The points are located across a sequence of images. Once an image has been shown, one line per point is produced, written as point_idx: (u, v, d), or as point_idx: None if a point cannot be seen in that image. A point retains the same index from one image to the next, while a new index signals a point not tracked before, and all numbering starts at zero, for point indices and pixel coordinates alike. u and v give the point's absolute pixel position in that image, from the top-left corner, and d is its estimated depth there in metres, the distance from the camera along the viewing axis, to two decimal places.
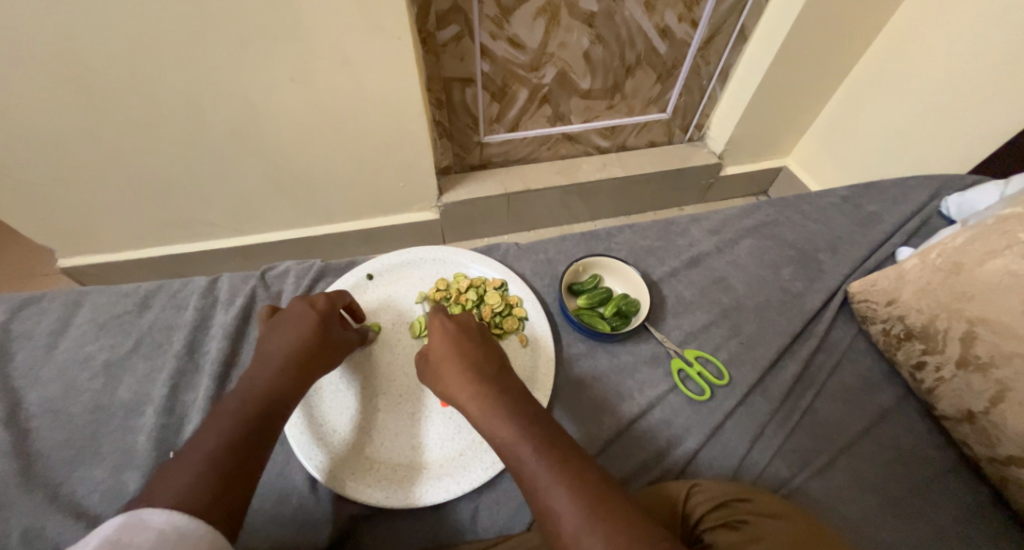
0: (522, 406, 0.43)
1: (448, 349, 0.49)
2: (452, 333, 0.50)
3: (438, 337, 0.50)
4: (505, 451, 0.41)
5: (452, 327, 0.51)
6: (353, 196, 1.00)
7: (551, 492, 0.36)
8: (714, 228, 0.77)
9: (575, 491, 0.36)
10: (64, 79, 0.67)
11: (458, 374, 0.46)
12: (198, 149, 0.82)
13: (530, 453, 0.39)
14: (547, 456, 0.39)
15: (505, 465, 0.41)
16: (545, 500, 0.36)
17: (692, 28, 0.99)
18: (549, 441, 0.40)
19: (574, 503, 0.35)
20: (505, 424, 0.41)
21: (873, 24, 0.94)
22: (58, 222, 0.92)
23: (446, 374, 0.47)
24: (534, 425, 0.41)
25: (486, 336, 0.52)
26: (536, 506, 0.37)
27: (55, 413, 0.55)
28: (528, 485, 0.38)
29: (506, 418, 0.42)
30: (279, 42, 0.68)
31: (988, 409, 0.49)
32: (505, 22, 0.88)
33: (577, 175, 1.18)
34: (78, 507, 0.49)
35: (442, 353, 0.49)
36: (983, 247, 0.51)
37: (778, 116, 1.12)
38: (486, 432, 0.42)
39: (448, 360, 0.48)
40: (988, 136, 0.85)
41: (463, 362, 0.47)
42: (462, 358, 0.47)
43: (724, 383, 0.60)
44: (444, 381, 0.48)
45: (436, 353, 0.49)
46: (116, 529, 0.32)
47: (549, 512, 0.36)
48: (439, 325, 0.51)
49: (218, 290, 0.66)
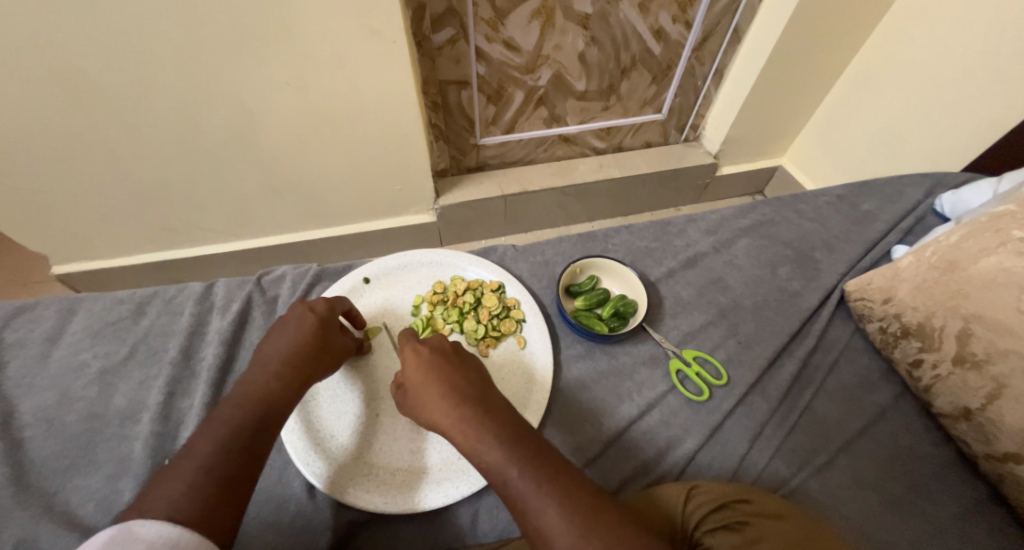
0: (507, 429, 0.42)
1: (424, 376, 0.45)
2: (426, 359, 0.46)
3: (412, 365, 0.47)
4: (493, 476, 0.39)
5: (426, 352, 0.47)
6: (350, 199, 1.00)
7: (542, 514, 0.36)
8: (711, 228, 0.77)
9: (566, 511, 0.36)
10: (58, 85, 0.67)
11: (438, 401, 0.44)
12: (194, 154, 0.82)
13: (517, 476, 0.38)
14: (535, 477, 0.38)
15: (493, 489, 0.39)
16: (536, 520, 0.36)
17: (686, 29, 1.00)
18: (537, 461, 0.39)
19: (565, 521, 0.35)
20: (490, 450, 0.40)
21: (865, 24, 0.95)
22: (53, 230, 0.92)
23: (424, 403, 0.44)
24: (521, 445, 0.40)
25: (463, 355, 0.49)
26: (526, 527, 0.37)
27: (49, 421, 0.54)
28: (518, 506, 0.38)
29: (490, 443, 0.40)
30: (274, 46, 0.68)
31: (984, 406, 0.49)
32: (500, 25, 0.88)
33: (573, 176, 1.18)
34: (73, 517, 0.49)
35: (418, 382, 0.45)
36: (976, 245, 0.52)
37: (773, 116, 1.12)
38: (472, 458, 0.41)
39: (426, 386, 0.45)
40: (980, 134, 0.86)
41: (442, 390, 0.44)
42: (439, 384, 0.44)
43: (722, 383, 0.60)
44: (423, 410, 0.45)
45: (412, 380, 0.46)
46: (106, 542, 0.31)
47: (541, 533, 0.36)
48: (412, 351, 0.48)
49: (213, 296, 0.66)
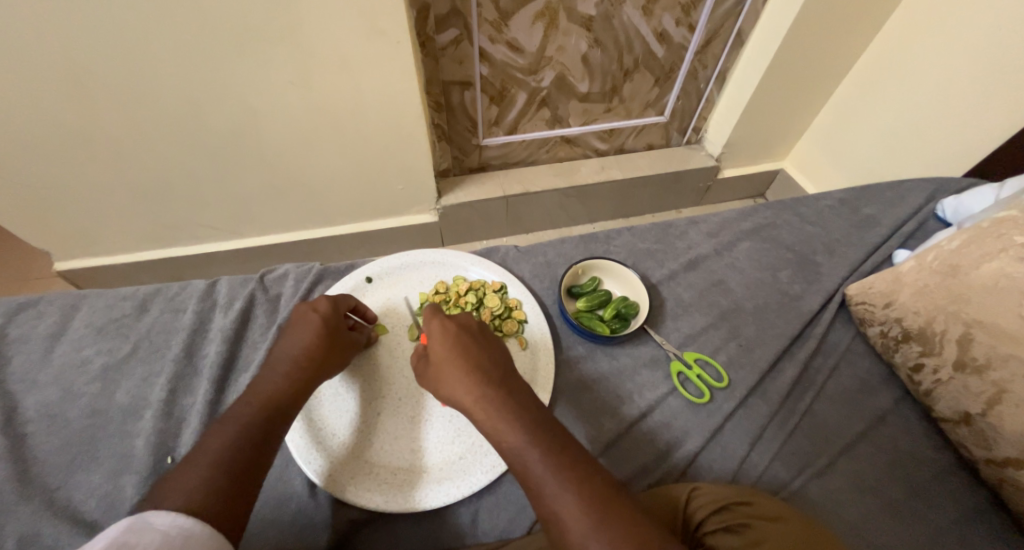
0: (529, 413, 0.42)
1: (449, 351, 0.46)
2: (453, 335, 0.47)
3: (437, 338, 0.47)
4: (513, 458, 0.40)
5: (453, 328, 0.48)
6: (352, 198, 1.00)
7: (560, 499, 0.36)
8: (713, 231, 0.77)
9: (584, 500, 0.36)
10: (63, 82, 0.67)
11: (461, 379, 0.44)
12: (198, 152, 0.82)
13: (538, 460, 0.38)
14: (556, 463, 0.38)
15: (512, 470, 0.40)
16: (553, 505, 0.37)
17: (689, 32, 1.00)
18: (557, 447, 0.40)
19: (582, 510, 0.36)
20: (513, 432, 0.40)
21: (868, 29, 0.95)
22: (56, 226, 0.92)
23: (447, 377, 0.45)
24: (542, 431, 0.40)
25: (488, 336, 0.50)
26: (542, 510, 0.37)
27: (52, 417, 0.54)
28: (535, 490, 0.38)
29: (513, 425, 0.40)
30: (278, 45, 0.68)
31: (985, 411, 0.49)
32: (503, 26, 0.89)
33: (575, 178, 1.18)
34: (75, 513, 0.49)
35: (443, 358, 0.46)
36: (977, 250, 0.52)
37: (775, 119, 1.12)
38: (493, 438, 0.41)
39: (450, 363, 0.45)
40: (983, 139, 0.86)
41: (466, 366, 0.44)
42: (464, 361, 0.45)
43: (723, 386, 0.60)
44: (445, 385, 0.45)
45: (437, 354, 0.46)
46: (123, 531, 0.31)
47: (556, 517, 0.36)
48: (439, 325, 0.48)
49: (216, 294, 0.66)
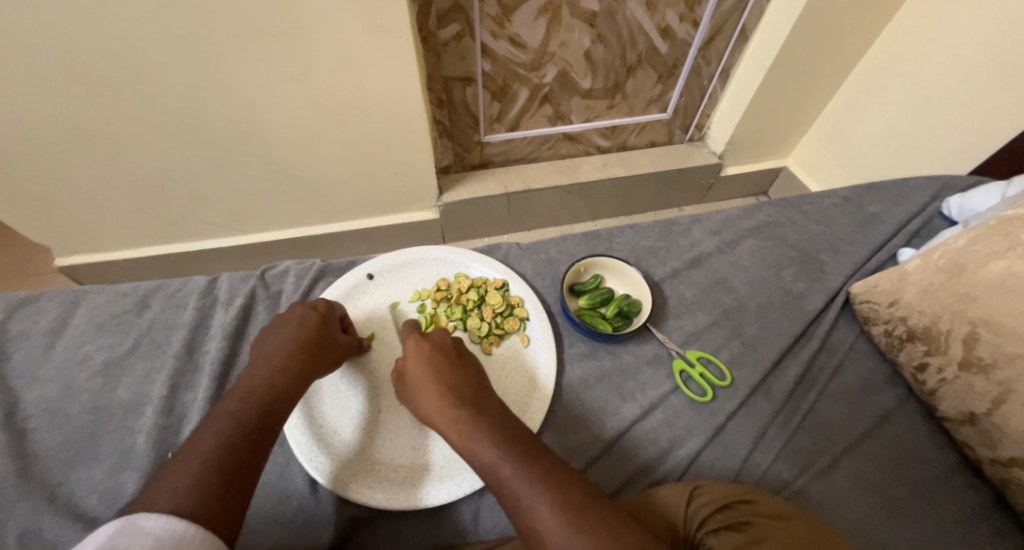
0: (500, 427, 0.42)
1: (423, 371, 0.46)
2: (427, 355, 0.48)
3: (414, 359, 0.48)
4: (487, 473, 0.39)
5: (427, 348, 0.48)
6: (354, 194, 1.00)
7: (534, 510, 0.36)
8: (715, 228, 0.77)
9: (558, 508, 0.35)
10: (61, 77, 0.67)
11: (435, 399, 0.44)
12: (198, 147, 0.82)
13: (510, 473, 0.38)
14: (528, 474, 0.38)
15: (488, 486, 0.39)
16: (529, 518, 0.36)
17: (693, 28, 0.99)
18: (531, 459, 0.39)
19: (558, 518, 0.35)
20: (484, 448, 0.40)
21: (874, 25, 0.94)
22: (57, 221, 0.92)
23: (423, 397, 0.45)
24: (514, 442, 0.40)
25: (464, 354, 0.50)
26: (519, 525, 0.37)
27: (53, 413, 0.54)
28: (510, 504, 0.37)
29: (484, 441, 0.40)
30: (278, 40, 0.68)
31: (990, 411, 0.49)
32: (506, 21, 0.88)
33: (577, 175, 1.18)
34: (76, 508, 0.49)
35: (418, 376, 0.47)
36: (984, 249, 0.51)
37: (779, 116, 1.12)
38: (467, 455, 0.41)
39: (424, 384, 0.46)
40: (989, 137, 0.85)
41: (440, 385, 0.45)
42: (437, 381, 0.45)
43: (726, 384, 0.60)
44: (421, 404, 0.46)
45: (413, 374, 0.47)
46: (111, 534, 0.31)
47: (534, 530, 0.36)
48: (414, 347, 0.49)
49: (217, 290, 0.66)
